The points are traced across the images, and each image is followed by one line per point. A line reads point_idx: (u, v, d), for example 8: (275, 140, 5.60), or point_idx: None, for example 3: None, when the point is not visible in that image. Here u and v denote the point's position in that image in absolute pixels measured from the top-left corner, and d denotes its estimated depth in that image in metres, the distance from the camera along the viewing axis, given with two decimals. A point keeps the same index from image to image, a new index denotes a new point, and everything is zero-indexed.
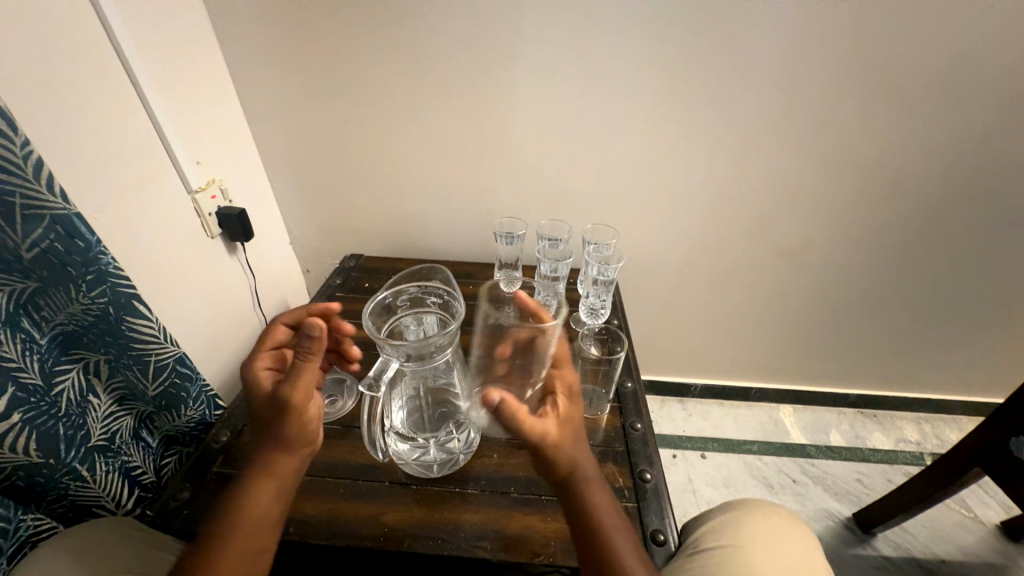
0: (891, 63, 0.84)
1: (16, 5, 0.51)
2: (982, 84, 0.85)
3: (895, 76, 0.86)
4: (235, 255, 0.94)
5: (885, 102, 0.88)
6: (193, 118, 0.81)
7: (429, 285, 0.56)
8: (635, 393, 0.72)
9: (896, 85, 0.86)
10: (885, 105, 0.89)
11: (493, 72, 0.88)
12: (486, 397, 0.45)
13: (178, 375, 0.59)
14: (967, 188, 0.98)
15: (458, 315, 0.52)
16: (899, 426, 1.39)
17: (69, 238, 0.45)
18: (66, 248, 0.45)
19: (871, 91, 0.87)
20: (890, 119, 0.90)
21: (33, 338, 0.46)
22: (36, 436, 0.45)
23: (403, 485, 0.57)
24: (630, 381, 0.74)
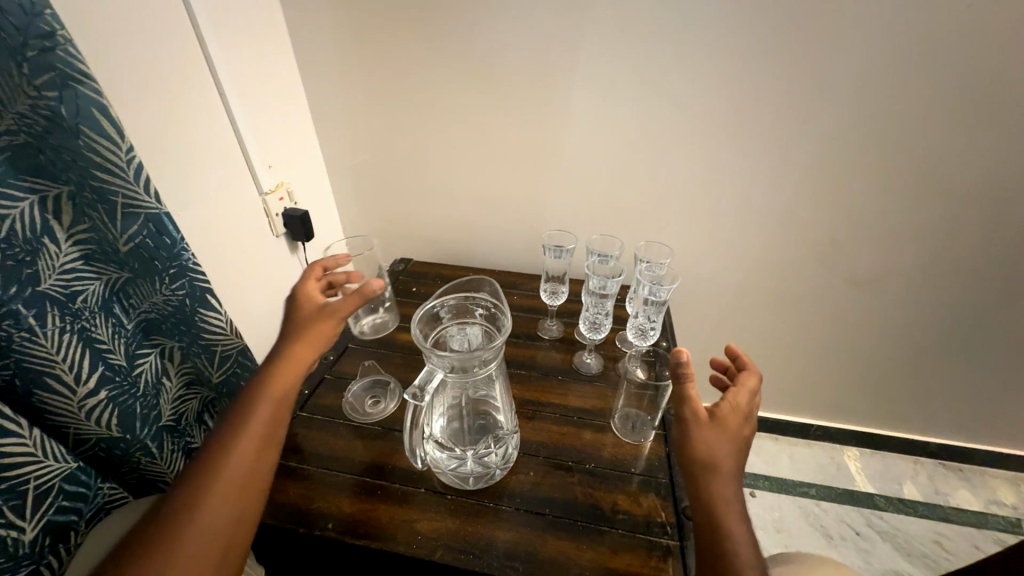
0: (995, 78, 0.76)
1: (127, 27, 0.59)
2: None
3: (1001, 92, 0.77)
4: (297, 254, 1.00)
5: (987, 120, 0.79)
6: (268, 127, 0.88)
7: (474, 296, 0.56)
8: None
9: (1002, 101, 0.77)
10: (987, 123, 0.80)
11: (549, 86, 0.89)
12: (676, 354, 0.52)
13: (239, 366, 0.63)
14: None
15: (504, 328, 0.51)
16: (990, 485, 1.22)
17: (158, 234, 0.48)
18: (155, 244, 0.48)
19: (970, 107, 0.79)
20: (993, 139, 0.81)
21: (122, 322, 0.51)
22: (117, 413, 0.49)
23: (438, 493, 0.57)
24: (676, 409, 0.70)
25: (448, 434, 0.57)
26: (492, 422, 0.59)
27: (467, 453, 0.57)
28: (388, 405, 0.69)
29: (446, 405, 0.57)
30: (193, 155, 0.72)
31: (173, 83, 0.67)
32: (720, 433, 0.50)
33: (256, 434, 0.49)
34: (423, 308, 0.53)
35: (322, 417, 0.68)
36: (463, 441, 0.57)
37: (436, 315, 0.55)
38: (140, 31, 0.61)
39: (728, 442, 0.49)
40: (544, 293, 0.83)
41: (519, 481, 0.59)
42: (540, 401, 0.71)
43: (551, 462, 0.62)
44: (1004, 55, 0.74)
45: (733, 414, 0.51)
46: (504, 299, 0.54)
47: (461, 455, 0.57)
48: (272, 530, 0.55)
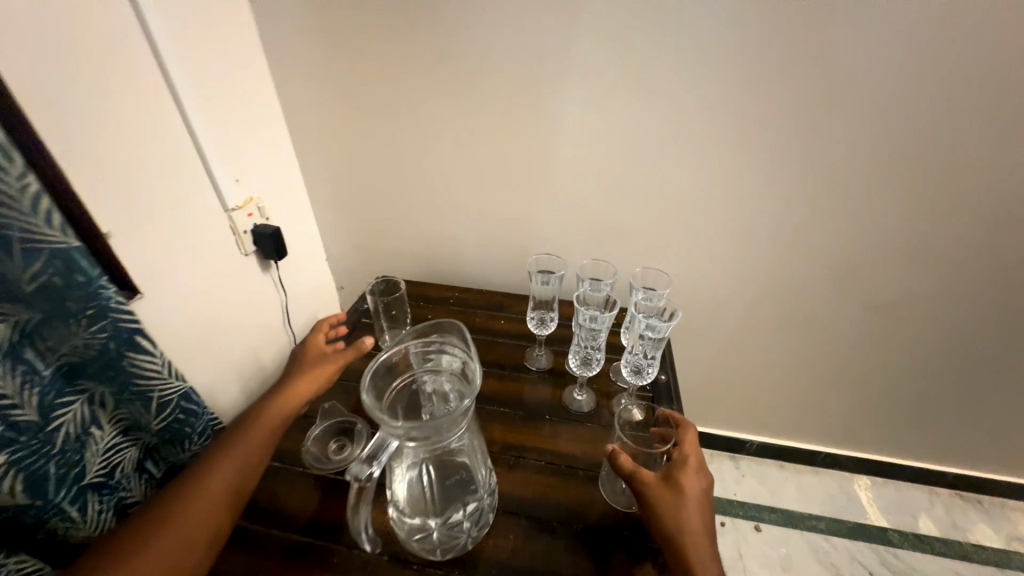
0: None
1: (56, 32, 0.52)
2: None
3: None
4: (269, 272, 0.93)
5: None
6: (235, 137, 0.81)
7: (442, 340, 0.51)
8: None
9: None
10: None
11: (541, 93, 0.82)
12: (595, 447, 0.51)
13: (183, 411, 0.56)
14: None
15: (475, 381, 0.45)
16: (1011, 519, 1.15)
17: (68, 272, 0.41)
18: (65, 282, 0.41)
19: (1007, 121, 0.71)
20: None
21: (34, 368, 0.44)
22: (23, 477, 0.43)
23: (402, 563, 0.50)
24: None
25: (412, 502, 0.48)
26: (467, 484, 0.50)
27: (433, 522, 0.49)
28: (354, 451, 0.62)
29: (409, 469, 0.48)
30: (142, 173, 0.64)
31: (115, 94, 0.59)
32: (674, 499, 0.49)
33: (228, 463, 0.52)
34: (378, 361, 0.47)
35: (280, 464, 0.60)
36: (429, 508, 0.49)
37: (398, 364, 0.50)
38: (71, 34, 0.54)
39: (686, 505, 0.49)
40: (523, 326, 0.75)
41: (496, 548, 0.52)
42: (524, 446, 0.64)
43: (534, 523, 0.54)
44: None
45: (685, 476, 0.51)
46: (475, 347, 0.48)
47: (426, 525, 0.49)
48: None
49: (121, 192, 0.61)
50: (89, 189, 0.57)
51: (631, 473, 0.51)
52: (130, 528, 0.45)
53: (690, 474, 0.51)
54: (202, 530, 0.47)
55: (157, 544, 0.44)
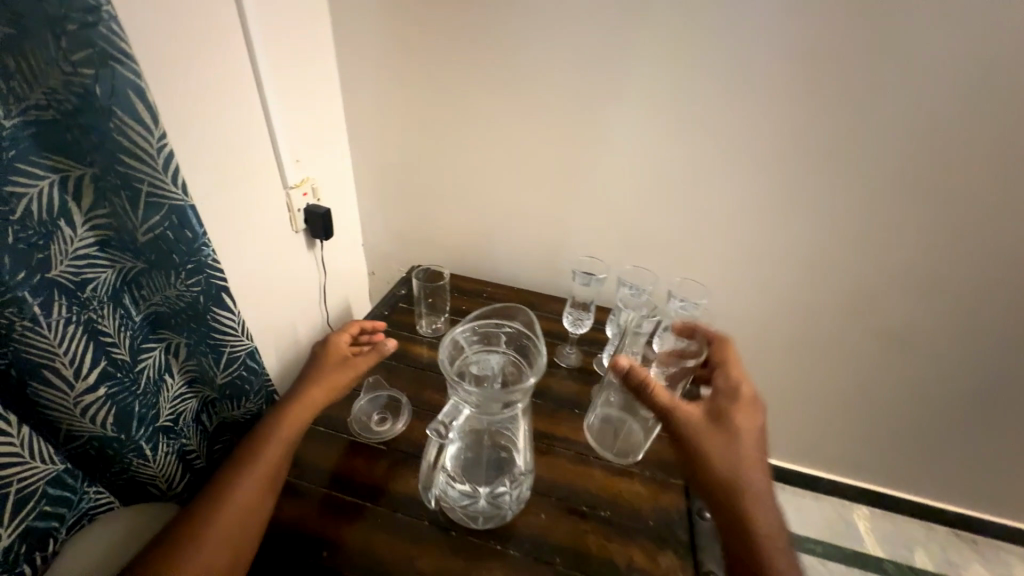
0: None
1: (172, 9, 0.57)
2: None
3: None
4: (313, 250, 0.98)
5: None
6: (301, 120, 0.86)
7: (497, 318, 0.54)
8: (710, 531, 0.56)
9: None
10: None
11: (593, 105, 0.86)
12: (616, 363, 0.58)
13: (246, 369, 0.59)
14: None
15: (540, 364, 0.48)
16: (1007, 563, 1.16)
17: (180, 228, 0.45)
18: (176, 237, 0.45)
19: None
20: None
21: (129, 314, 0.49)
22: (114, 411, 0.46)
23: (442, 529, 0.53)
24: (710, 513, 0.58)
25: (461, 467, 0.53)
26: (510, 458, 0.54)
27: (480, 490, 0.53)
28: (396, 424, 0.65)
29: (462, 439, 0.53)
30: (221, 146, 0.69)
31: (210, 70, 0.64)
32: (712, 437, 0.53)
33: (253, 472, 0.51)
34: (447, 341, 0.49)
35: (325, 429, 0.64)
36: (477, 476, 0.53)
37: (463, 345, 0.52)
38: (182, 12, 0.58)
39: (727, 442, 0.52)
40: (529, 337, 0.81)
41: (529, 524, 0.55)
42: (554, 435, 0.67)
43: (564, 505, 0.58)
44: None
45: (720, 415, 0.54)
46: (540, 331, 0.51)
47: (473, 491, 0.53)
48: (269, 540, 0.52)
49: (203, 162, 0.66)
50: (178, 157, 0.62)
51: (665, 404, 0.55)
52: (166, 539, 0.45)
53: (731, 406, 0.55)
54: (238, 535, 0.47)
55: (195, 552, 0.44)
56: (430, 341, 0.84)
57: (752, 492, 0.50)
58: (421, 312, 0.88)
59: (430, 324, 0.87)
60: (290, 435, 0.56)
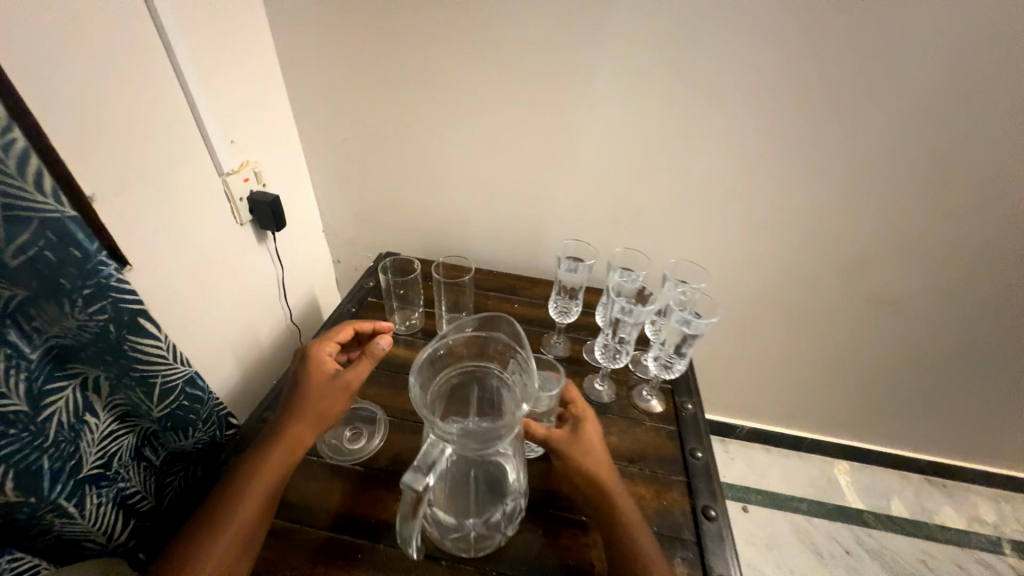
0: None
1: None
2: None
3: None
4: (265, 243, 0.87)
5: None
6: (231, 93, 0.73)
7: (465, 323, 0.47)
8: (718, 531, 0.53)
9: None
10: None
11: (572, 60, 0.75)
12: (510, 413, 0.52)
13: (187, 398, 0.51)
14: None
15: (529, 387, 0.42)
16: (972, 502, 1.22)
17: (61, 246, 0.36)
18: (59, 258, 0.36)
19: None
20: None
21: (20, 354, 0.39)
22: (12, 475, 0.38)
23: (431, 558, 0.48)
24: (714, 512, 0.55)
25: (444, 496, 0.48)
26: (503, 480, 0.49)
27: (472, 522, 0.48)
28: (372, 440, 0.59)
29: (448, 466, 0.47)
30: (121, 128, 0.56)
31: (96, 36, 0.51)
32: (589, 449, 0.52)
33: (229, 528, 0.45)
34: (423, 358, 0.43)
35: None
36: (468, 512, 0.48)
37: (442, 358, 0.46)
38: None
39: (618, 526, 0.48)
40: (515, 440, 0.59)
41: (527, 543, 0.50)
42: None
43: (563, 518, 0.53)
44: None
45: (590, 451, 0.52)
46: (529, 344, 0.45)
47: (463, 525, 0.47)
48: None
49: (98, 142, 0.53)
50: (61, 136, 0.49)
51: (542, 437, 0.52)
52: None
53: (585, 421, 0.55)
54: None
55: None
56: (405, 338, 0.77)
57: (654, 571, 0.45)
58: (389, 305, 0.80)
59: (406, 320, 0.80)
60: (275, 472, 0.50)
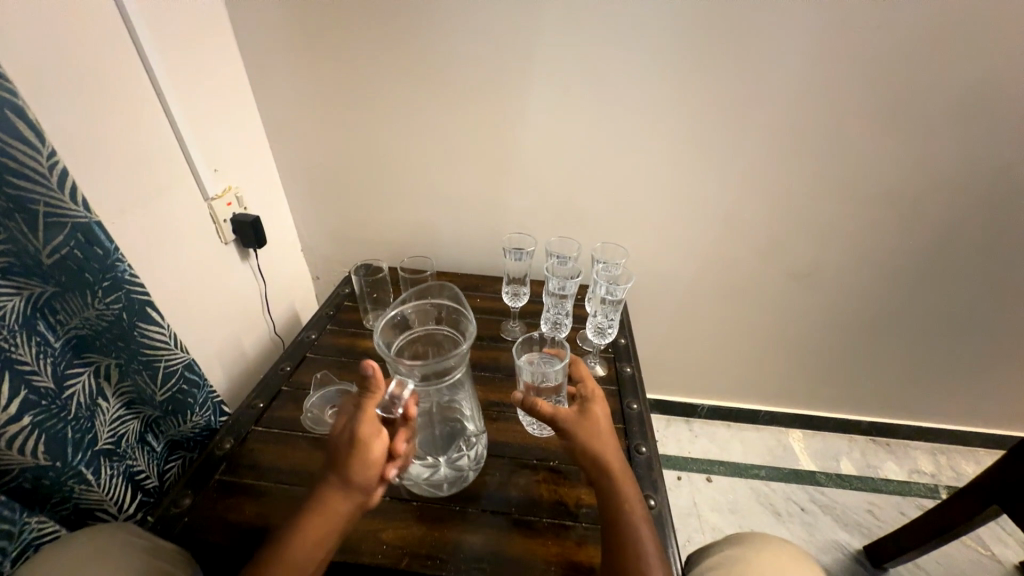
0: (918, 83, 0.84)
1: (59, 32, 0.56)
2: (983, 115, 0.86)
3: (923, 96, 0.85)
4: (248, 261, 0.96)
5: (914, 123, 0.88)
6: (216, 128, 0.85)
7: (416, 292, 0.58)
8: (649, 461, 0.63)
9: (926, 104, 0.86)
10: (913, 126, 0.88)
11: (511, 87, 0.92)
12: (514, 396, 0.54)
13: (186, 382, 0.60)
14: (999, 211, 0.96)
15: (468, 331, 0.53)
16: (912, 455, 1.34)
17: (87, 245, 0.46)
18: (85, 255, 0.46)
19: (898, 111, 0.87)
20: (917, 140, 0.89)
21: (48, 341, 0.47)
22: (44, 439, 0.46)
23: (404, 501, 0.57)
24: (645, 447, 0.65)
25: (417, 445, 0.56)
26: (462, 427, 0.58)
27: (440, 460, 0.57)
28: None
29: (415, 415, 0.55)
30: (125, 159, 0.66)
31: (103, 86, 0.63)
32: (598, 434, 0.53)
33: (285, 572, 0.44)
34: (385, 318, 0.53)
35: (280, 431, 0.66)
36: (435, 449, 0.56)
37: (400, 321, 0.56)
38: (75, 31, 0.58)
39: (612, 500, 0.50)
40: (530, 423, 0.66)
41: (486, 484, 0.59)
42: (504, 402, 0.72)
43: (517, 463, 0.62)
44: (926, 62, 0.82)
45: (597, 439, 0.52)
46: (467, 301, 0.56)
47: (434, 462, 0.57)
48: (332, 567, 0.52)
49: (111, 169, 0.64)
50: (82, 162, 0.60)
51: (551, 416, 0.53)
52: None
53: (591, 400, 0.56)
54: None
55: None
56: None
57: (644, 557, 0.47)
58: (364, 306, 0.89)
59: (379, 317, 0.89)
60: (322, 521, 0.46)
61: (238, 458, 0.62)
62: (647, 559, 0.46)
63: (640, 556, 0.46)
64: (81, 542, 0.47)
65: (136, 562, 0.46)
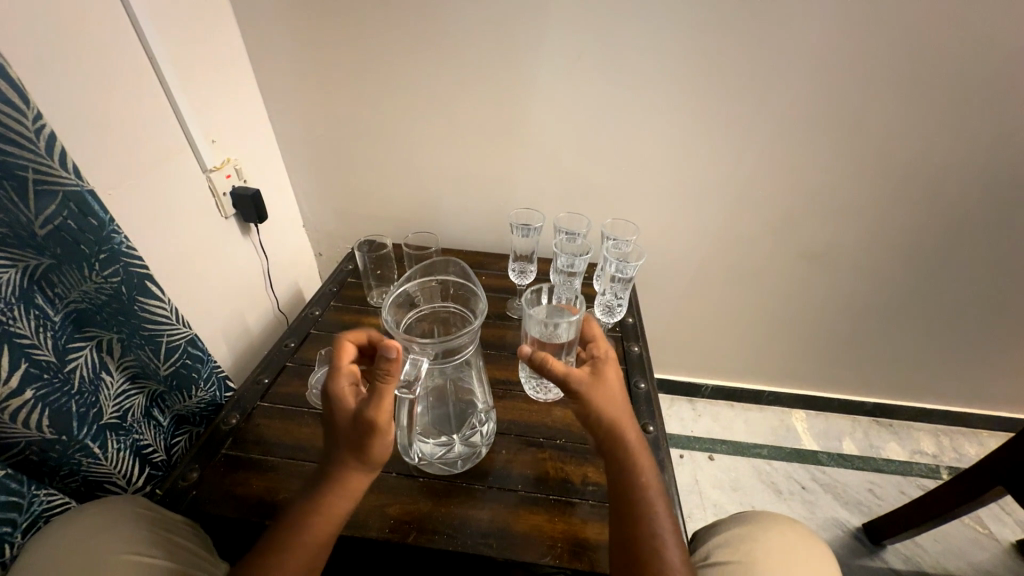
0: (957, 51, 0.79)
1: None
2: (1020, 88, 0.81)
3: (960, 65, 0.80)
4: (249, 236, 0.94)
5: (947, 96, 0.83)
6: (211, 97, 0.81)
7: (420, 269, 0.56)
8: (655, 440, 0.63)
9: (962, 75, 0.81)
10: (947, 99, 0.83)
11: (519, 54, 0.87)
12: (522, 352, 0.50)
13: (189, 357, 0.59)
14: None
15: (479, 310, 0.51)
16: (915, 436, 1.35)
17: (81, 216, 0.44)
18: (79, 226, 0.44)
19: (931, 82, 0.82)
20: (947, 115, 0.85)
21: (47, 315, 0.46)
22: (48, 413, 0.45)
23: (411, 477, 0.57)
24: (652, 426, 0.65)
25: (433, 424, 0.56)
26: (473, 406, 0.57)
27: (454, 437, 0.57)
28: None
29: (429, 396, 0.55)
30: (119, 129, 0.64)
31: (93, 49, 0.59)
32: (612, 396, 0.52)
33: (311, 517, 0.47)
34: (391, 298, 0.51)
35: (287, 406, 0.66)
36: (450, 427, 0.57)
37: (406, 299, 0.53)
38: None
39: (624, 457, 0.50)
40: (531, 385, 0.68)
41: (493, 461, 0.59)
42: (510, 380, 0.71)
43: (524, 440, 0.62)
44: (968, 28, 0.76)
45: (612, 403, 0.51)
46: (475, 278, 0.54)
47: (448, 440, 0.57)
48: (344, 541, 0.53)
49: (104, 139, 0.61)
50: (73, 132, 0.57)
51: (564, 377, 0.51)
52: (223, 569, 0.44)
53: (605, 362, 0.54)
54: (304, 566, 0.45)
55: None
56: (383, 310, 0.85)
57: (657, 518, 0.47)
58: (368, 283, 0.88)
59: (383, 293, 0.88)
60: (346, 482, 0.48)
61: (244, 433, 0.62)
62: (658, 517, 0.47)
63: (651, 517, 0.47)
64: (95, 514, 0.47)
65: (149, 535, 0.47)
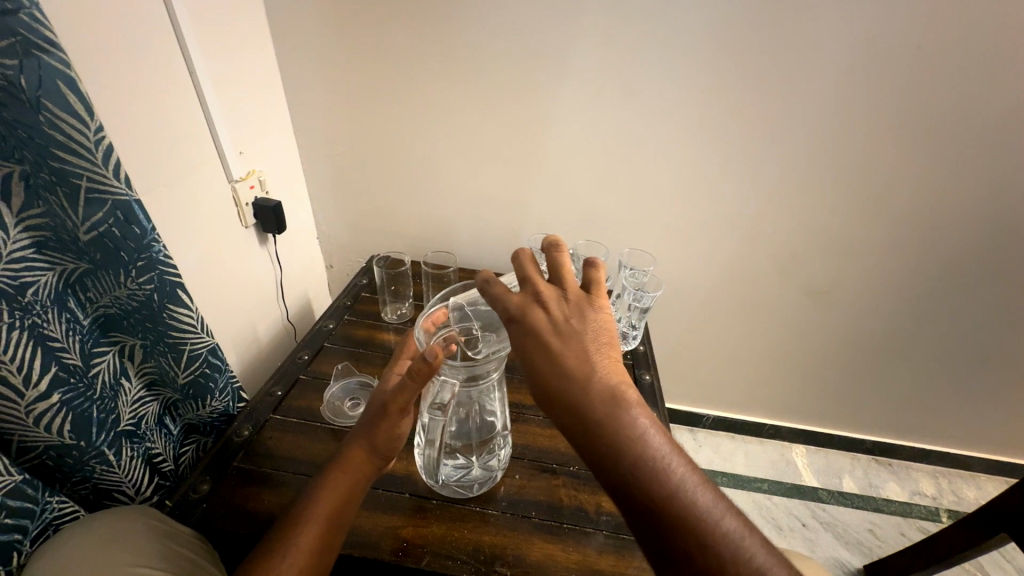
0: (954, 107, 0.84)
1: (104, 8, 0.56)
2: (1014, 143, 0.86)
3: (957, 121, 0.85)
4: (266, 246, 0.95)
5: (945, 147, 0.88)
6: (242, 112, 0.84)
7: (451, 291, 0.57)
8: None
9: (959, 129, 0.86)
10: (945, 149, 0.88)
11: (542, 87, 0.91)
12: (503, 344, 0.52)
13: (209, 366, 0.59)
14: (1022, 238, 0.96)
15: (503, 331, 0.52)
16: (914, 477, 1.34)
17: (126, 223, 0.45)
18: (122, 233, 0.45)
19: (930, 133, 0.87)
20: (944, 164, 0.89)
21: (77, 318, 0.47)
22: (71, 418, 0.45)
23: (424, 498, 0.57)
24: None
25: (453, 447, 0.55)
26: (491, 431, 0.56)
27: (472, 461, 0.57)
28: None
29: (453, 418, 0.54)
30: (157, 138, 0.66)
31: (143, 64, 0.62)
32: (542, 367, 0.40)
33: (323, 513, 0.45)
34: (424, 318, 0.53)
35: (299, 420, 0.66)
36: (469, 450, 0.56)
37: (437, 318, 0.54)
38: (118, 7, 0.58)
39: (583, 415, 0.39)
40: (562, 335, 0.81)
41: (506, 487, 0.59)
42: (524, 404, 0.71)
43: (537, 465, 0.62)
44: (965, 87, 0.82)
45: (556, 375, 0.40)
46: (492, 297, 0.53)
47: (466, 463, 0.56)
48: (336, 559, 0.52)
49: (141, 150, 0.63)
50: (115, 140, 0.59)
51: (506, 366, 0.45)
52: None
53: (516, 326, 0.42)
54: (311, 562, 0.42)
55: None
56: (396, 327, 0.85)
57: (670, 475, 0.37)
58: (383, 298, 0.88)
59: (397, 311, 0.88)
60: (352, 476, 0.48)
61: (255, 446, 0.62)
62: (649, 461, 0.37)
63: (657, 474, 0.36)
64: (103, 524, 0.46)
65: (158, 547, 0.46)
